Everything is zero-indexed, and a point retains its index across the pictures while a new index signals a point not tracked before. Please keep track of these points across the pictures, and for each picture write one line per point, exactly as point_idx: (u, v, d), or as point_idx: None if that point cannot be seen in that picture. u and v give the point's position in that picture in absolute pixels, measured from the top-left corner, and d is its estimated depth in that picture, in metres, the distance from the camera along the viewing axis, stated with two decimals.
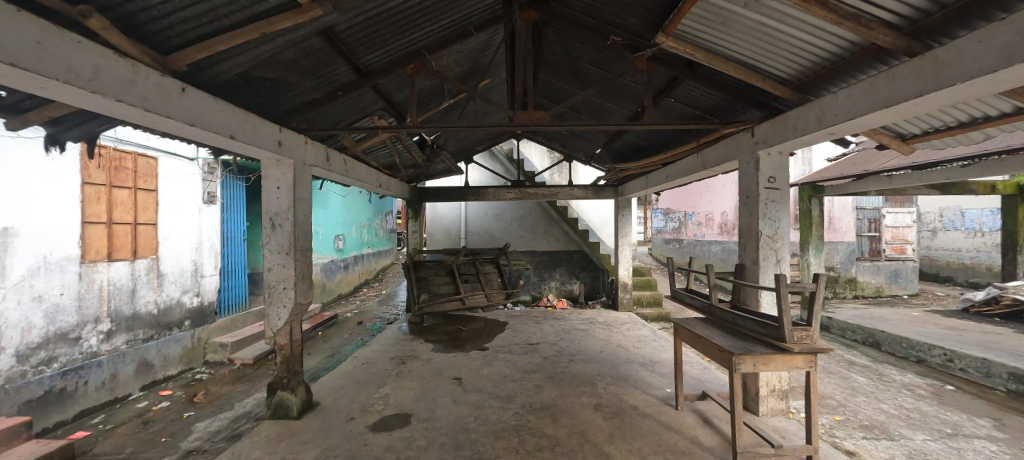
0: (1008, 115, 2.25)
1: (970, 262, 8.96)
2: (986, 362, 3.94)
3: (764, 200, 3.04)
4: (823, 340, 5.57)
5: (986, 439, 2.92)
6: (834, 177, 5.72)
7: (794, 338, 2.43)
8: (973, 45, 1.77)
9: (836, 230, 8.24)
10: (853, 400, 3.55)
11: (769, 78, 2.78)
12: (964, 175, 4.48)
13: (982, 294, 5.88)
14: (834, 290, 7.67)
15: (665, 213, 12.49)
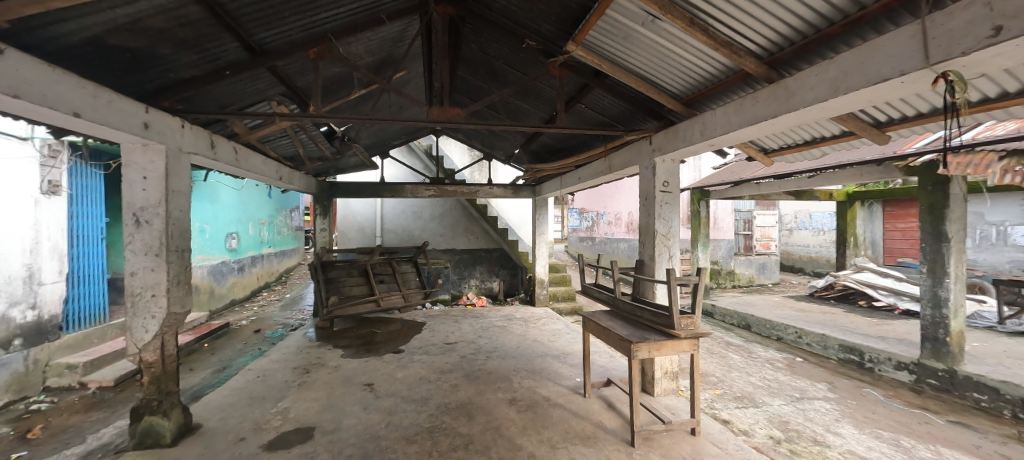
0: (837, 137, 2.78)
1: (815, 255, 10.96)
2: (823, 336, 4.85)
3: (660, 202, 3.38)
4: (707, 325, 6.38)
5: (822, 398, 3.60)
6: (717, 183, 6.69)
7: (681, 325, 2.73)
8: (812, 78, 2.16)
9: (719, 229, 9.28)
10: (730, 376, 4.11)
11: (663, 92, 3.08)
12: (810, 184, 5.40)
13: (822, 281, 7.22)
14: (717, 281, 9.01)
15: (580, 212, 13.23)
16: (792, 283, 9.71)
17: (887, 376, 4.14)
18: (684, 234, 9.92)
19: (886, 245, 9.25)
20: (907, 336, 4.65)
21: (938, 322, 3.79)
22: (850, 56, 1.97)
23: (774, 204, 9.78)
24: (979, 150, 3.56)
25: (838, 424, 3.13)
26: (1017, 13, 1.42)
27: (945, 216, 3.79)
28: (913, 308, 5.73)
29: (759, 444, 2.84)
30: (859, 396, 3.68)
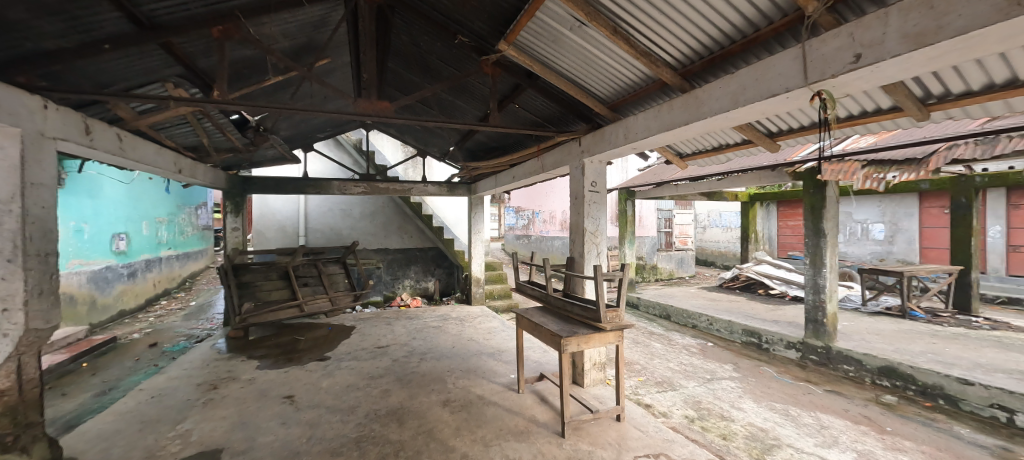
0: (738, 144, 3.11)
1: (725, 249, 12.25)
2: (729, 322, 5.43)
3: (589, 202, 3.54)
4: (633, 316, 6.82)
5: (728, 378, 4.03)
6: (642, 185, 7.29)
7: (607, 318, 2.89)
8: (717, 90, 2.39)
9: (644, 227, 10.00)
10: (652, 363, 4.42)
11: (591, 96, 3.21)
12: (719, 185, 5.90)
13: (729, 273, 8.08)
14: (642, 275, 9.74)
15: (516, 211, 13.41)
16: (705, 275, 10.74)
17: (779, 355, 4.75)
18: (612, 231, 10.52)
19: (780, 240, 10.60)
20: (795, 319, 5.38)
21: (817, 306, 4.41)
22: (747, 72, 2.21)
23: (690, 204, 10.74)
24: (847, 160, 4.16)
25: (741, 400, 3.52)
26: (871, 44, 1.69)
27: (822, 215, 4.42)
28: (799, 294, 6.64)
29: (675, 424, 3.10)
30: (758, 374, 4.16)
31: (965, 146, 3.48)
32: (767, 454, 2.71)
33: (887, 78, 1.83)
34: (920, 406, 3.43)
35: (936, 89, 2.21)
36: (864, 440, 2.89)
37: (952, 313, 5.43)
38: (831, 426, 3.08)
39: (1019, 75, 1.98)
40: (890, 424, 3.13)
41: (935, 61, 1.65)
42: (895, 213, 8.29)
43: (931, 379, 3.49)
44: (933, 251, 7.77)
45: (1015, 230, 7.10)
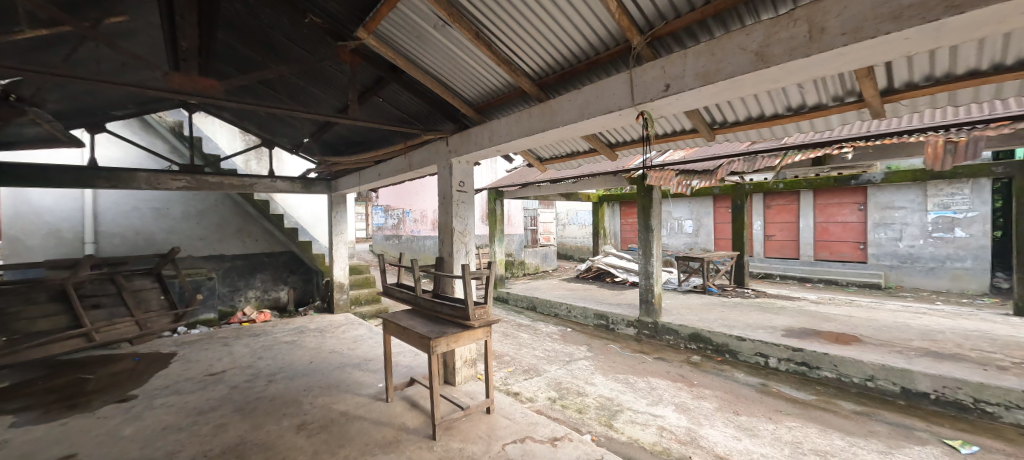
0: (586, 152, 3.54)
1: (581, 244, 13.88)
2: (583, 308, 6.16)
3: (457, 202, 3.61)
4: (503, 310, 7.18)
5: (584, 358, 4.56)
6: (509, 185, 7.69)
7: (475, 315, 2.99)
8: (566, 102, 2.67)
9: (513, 225, 10.92)
10: (520, 353, 4.73)
11: (457, 97, 3.26)
12: (572, 187, 6.65)
13: (585, 265, 9.16)
14: (512, 271, 10.29)
15: (385, 210, 12.78)
16: (566, 268, 11.98)
17: (621, 332, 5.59)
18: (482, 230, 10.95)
19: (622, 234, 12.50)
20: (632, 301, 6.41)
21: (647, 289, 5.33)
22: (590, 89, 2.51)
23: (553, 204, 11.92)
24: (666, 169, 5.05)
25: (593, 376, 4.02)
26: (675, 78, 2.10)
27: (650, 214, 5.34)
28: (636, 280, 7.95)
29: (540, 406, 3.37)
30: (606, 350, 4.84)
31: (739, 161, 4.49)
32: (613, 419, 3.16)
33: (686, 106, 2.31)
34: (715, 362, 4.43)
35: (718, 118, 2.87)
36: (680, 394, 3.61)
37: (734, 287, 7.24)
38: (658, 387, 3.76)
39: (764, 113, 2.71)
40: (697, 379, 3.97)
41: (715, 95, 2.14)
42: (699, 212, 10.57)
43: (721, 339, 4.55)
44: (723, 241, 10.12)
45: (767, 224, 9.78)
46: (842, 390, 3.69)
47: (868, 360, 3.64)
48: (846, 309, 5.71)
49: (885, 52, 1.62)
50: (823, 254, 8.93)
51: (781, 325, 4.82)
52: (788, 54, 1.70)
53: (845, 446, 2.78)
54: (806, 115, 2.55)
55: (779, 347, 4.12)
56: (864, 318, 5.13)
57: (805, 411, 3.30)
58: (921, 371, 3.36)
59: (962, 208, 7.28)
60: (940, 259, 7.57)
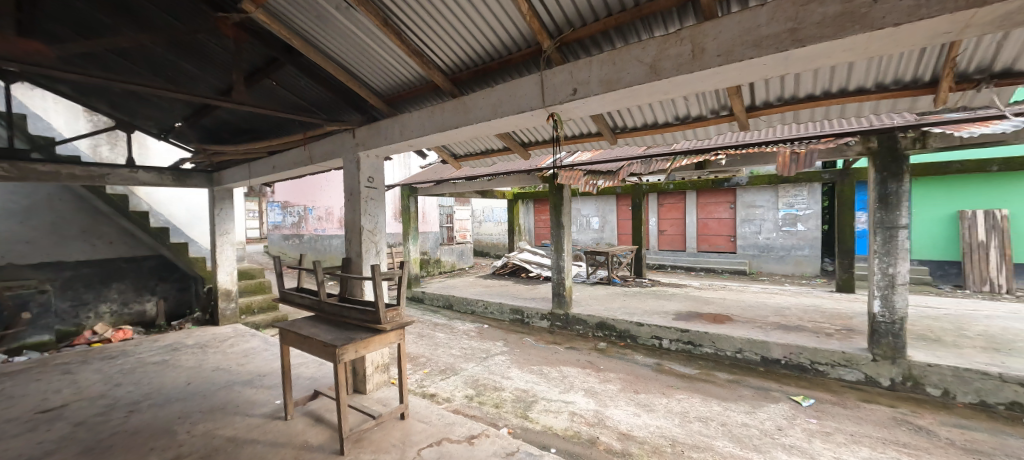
0: (499, 151, 3.59)
1: (496, 241, 14.17)
2: (500, 304, 6.26)
3: (364, 199, 3.46)
4: (419, 310, 6.99)
5: (500, 353, 4.64)
6: (422, 181, 7.46)
7: (387, 318, 2.85)
8: (479, 99, 2.65)
9: (427, 223, 10.62)
10: (435, 353, 4.64)
11: (365, 86, 3.05)
12: (488, 185, 6.73)
13: (501, 261, 9.34)
14: (426, 270, 10.06)
15: (283, 206, 11.58)
16: (483, 264, 12.10)
17: (536, 325, 5.81)
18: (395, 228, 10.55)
19: (537, 231, 13.01)
20: (545, 294, 6.71)
21: (559, 282, 5.60)
22: (503, 87, 2.53)
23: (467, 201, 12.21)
24: (575, 169, 5.35)
25: (509, 370, 4.12)
26: (581, 83, 2.22)
27: (562, 212, 5.63)
28: (549, 274, 8.33)
29: (457, 406, 3.34)
30: (522, 344, 4.99)
31: (637, 164, 4.90)
32: (528, 410, 3.26)
33: (592, 111, 2.45)
34: (619, 347, 4.84)
35: (619, 123, 3.11)
36: (590, 379, 3.87)
37: (634, 277, 7.99)
38: (569, 375, 3.98)
39: (657, 121, 3.00)
40: (603, 364, 4.29)
41: (616, 102, 2.31)
42: (604, 209, 11.48)
43: (624, 326, 4.99)
44: (625, 236, 11.14)
45: (661, 220, 10.98)
46: (718, 363, 4.29)
47: (737, 336, 4.29)
48: (722, 292, 6.67)
49: (749, 74, 1.90)
50: (705, 246, 10.31)
51: (671, 309, 5.45)
52: (676, 69, 1.90)
53: (721, 411, 3.25)
54: (690, 125, 2.88)
55: (670, 329, 4.65)
56: (734, 299, 6.04)
57: (691, 383, 3.78)
58: (774, 341, 4.07)
59: (802, 206, 8.94)
60: (786, 248, 9.22)
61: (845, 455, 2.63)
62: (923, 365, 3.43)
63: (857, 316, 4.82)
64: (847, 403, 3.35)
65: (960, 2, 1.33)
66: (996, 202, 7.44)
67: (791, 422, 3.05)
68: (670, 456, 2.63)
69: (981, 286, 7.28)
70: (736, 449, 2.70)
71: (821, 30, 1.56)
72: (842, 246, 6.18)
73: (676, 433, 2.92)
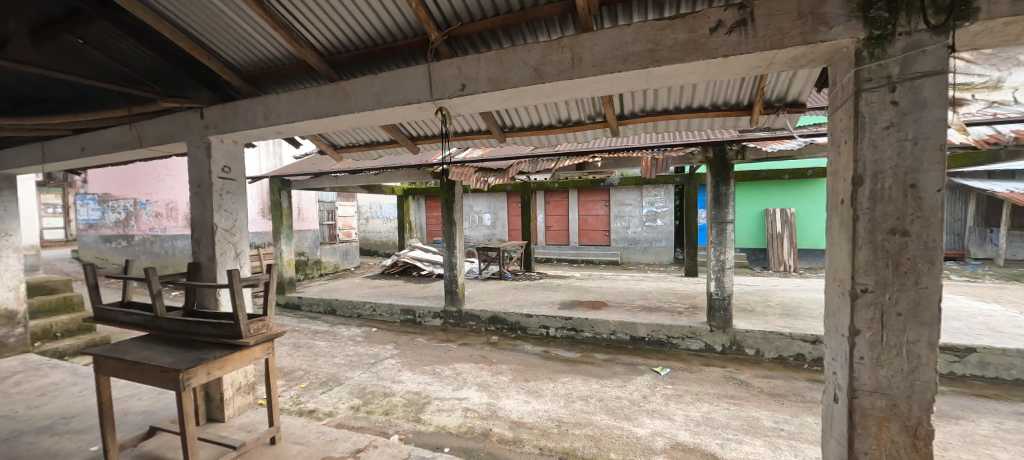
0: (386, 143, 3.40)
1: (386, 239, 13.57)
2: (389, 305, 5.96)
3: (217, 192, 2.94)
4: (294, 317, 6.26)
5: (390, 357, 4.42)
6: (297, 174, 6.64)
7: (251, 331, 2.48)
8: (360, 86, 2.43)
9: (304, 220, 9.59)
10: (315, 364, 4.21)
11: (217, 58, 2.57)
12: (375, 180, 6.39)
13: (390, 260, 8.93)
14: (304, 272, 9.30)
15: (101, 200, 9.24)
16: (370, 264, 11.53)
17: (428, 325, 5.70)
18: (265, 225, 9.35)
19: (428, 227, 13.01)
20: (438, 292, 6.61)
21: (452, 280, 5.55)
22: (387, 75, 2.37)
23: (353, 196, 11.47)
24: (466, 166, 5.28)
25: (399, 373, 3.95)
26: (470, 79, 2.20)
27: (454, 208, 5.60)
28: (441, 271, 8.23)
29: (340, 419, 3.07)
30: (414, 345, 4.83)
31: (525, 163, 5.18)
32: (420, 413, 3.17)
33: (480, 108, 2.46)
34: (510, 339, 5.03)
35: (508, 122, 3.19)
36: (482, 374, 3.94)
37: (523, 271, 8.41)
38: (462, 371, 3.99)
39: (542, 122, 3.16)
40: (495, 357, 4.41)
41: (504, 102, 2.35)
42: (495, 206, 11.80)
43: (514, 318, 5.20)
44: (515, 232, 11.65)
45: (547, 216, 11.76)
46: (596, 345, 4.76)
47: (611, 319, 4.81)
48: (600, 282, 7.42)
49: (619, 86, 2.11)
50: (585, 240, 11.35)
51: (556, 299, 5.86)
52: (559, 75, 2.01)
53: (598, 388, 3.60)
54: (571, 128, 3.11)
55: (556, 318, 5.00)
56: (609, 287, 6.77)
57: (574, 366, 4.12)
58: (640, 322, 4.68)
59: (660, 204, 10.47)
60: (649, 240, 10.67)
61: (691, 411, 3.16)
62: (743, 332, 4.31)
63: (699, 296, 5.83)
64: (691, 368, 4.03)
65: (767, 43, 1.66)
66: (788, 202, 9.72)
67: (653, 390, 3.55)
68: (556, 436, 2.81)
69: (778, 266, 9.50)
70: (610, 421, 3.02)
71: (673, 53, 1.79)
72: (689, 238, 7.39)
73: (561, 414, 3.14)
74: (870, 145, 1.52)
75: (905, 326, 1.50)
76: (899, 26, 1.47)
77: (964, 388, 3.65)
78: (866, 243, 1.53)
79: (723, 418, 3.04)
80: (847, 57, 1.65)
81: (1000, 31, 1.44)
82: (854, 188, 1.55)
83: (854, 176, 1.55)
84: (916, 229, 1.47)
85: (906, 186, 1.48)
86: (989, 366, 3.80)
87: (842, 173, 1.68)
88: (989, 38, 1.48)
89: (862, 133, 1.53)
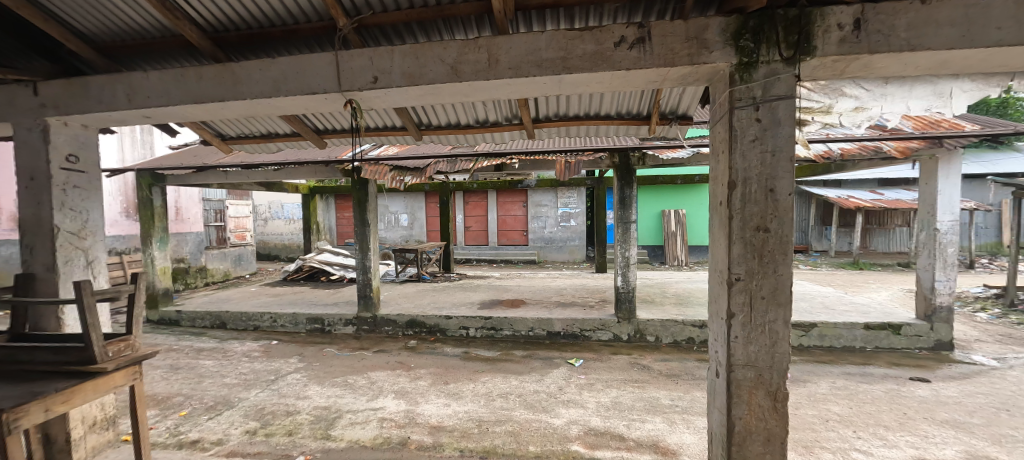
0: (287, 136, 3.10)
1: (288, 242, 12.44)
2: (294, 315, 5.44)
3: (58, 187, 2.39)
4: (172, 335, 5.38)
5: (294, 371, 4.02)
6: (173, 167, 5.70)
7: (109, 354, 2.07)
8: (254, 70, 2.17)
9: (184, 221, 8.36)
10: (200, 387, 3.65)
11: (58, 22, 2.09)
12: (275, 176, 5.78)
13: (294, 265, 8.15)
14: (184, 281, 8.10)
15: None
16: (268, 270, 10.57)
17: (339, 333, 5.31)
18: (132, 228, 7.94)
19: (337, 229, 12.19)
20: (351, 297, 6.21)
21: (366, 284, 5.25)
22: (286, 60, 2.14)
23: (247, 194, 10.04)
24: (381, 164, 5.01)
25: (306, 388, 3.61)
26: (383, 71, 2.09)
27: (367, 208, 5.31)
28: (354, 275, 7.75)
29: (232, 446, 2.70)
30: (322, 356, 4.46)
31: (443, 162, 5.13)
32: (330, 429, 2.93)
33: (394, 103, 2.35)
34: (429, 342, 4.91)
35: (424, 120, 3.11)
36: (399, 380, 3.79)
37: (443, 273, 8.30)
38: (378, 380, 3.79)
39: (459, 122, 3.15)
40: (413, 361, 4.27)
41: (420, 98, 2.28)
42: (413, 206, 11.47)
43: (433, 321, 5.10)
44: (434, 233, 11.43)
45: (467, 217, 11.75)
46: (515, 342, 4.87)
47: (529, 317, 4.97)
48: (519, 280, 7.63)
49: (533, 89, 2.18)
50: (503, 240, 11.57)
51: (476, 299, 5.88)
52: (475, 74, 2.00)
53: (518, 384, 3.69)
54: (489, 129, 3.14)
55: (476, 318, 5.02)
56: (527, 285, 6.98)
57: (494, 365, 4.16)
58: (556, 317, 4.90)
59: (573, 205, 11.09)
60: (563, 239, 11.24)
61: (600, 397, 3.40)
62: (645, 321, 4.75)
63: (608, 290, 6.30)
64: (601, 357, 4.34)
65: (661, 60, 1.85)
66: (680, 204, 11.01)
67: (568, 381, 3.73)
68: (476, 436, 2.81)
69: (673, 261, 10.71)
70: (529, 415, 3.11)
71: (583, 63, 1.91)
72: (599, 236, 7.95)
73: (481, 413, 3.15)
74: (741, 155, 1.77)
75: (768, 307, 1.79)
76: (761, 56, 1.75)
77: (809, 357, 4.47)
78: (739, 239, 1.78)
79: (628, 401, 3.32)
80: (723, 79, 1.91)
81: (829, 66, 1.80)
82: (730, 192, 1.79)
83: (730, 180, 1.79)
84: (774, 226, 1.76)
85: (766, 191, 1.76)
86: (825, 337, 4.70)
87: (720, 178, 1.93)
88: (821, 71, 1.84)
89: (735, 144, 1.78)
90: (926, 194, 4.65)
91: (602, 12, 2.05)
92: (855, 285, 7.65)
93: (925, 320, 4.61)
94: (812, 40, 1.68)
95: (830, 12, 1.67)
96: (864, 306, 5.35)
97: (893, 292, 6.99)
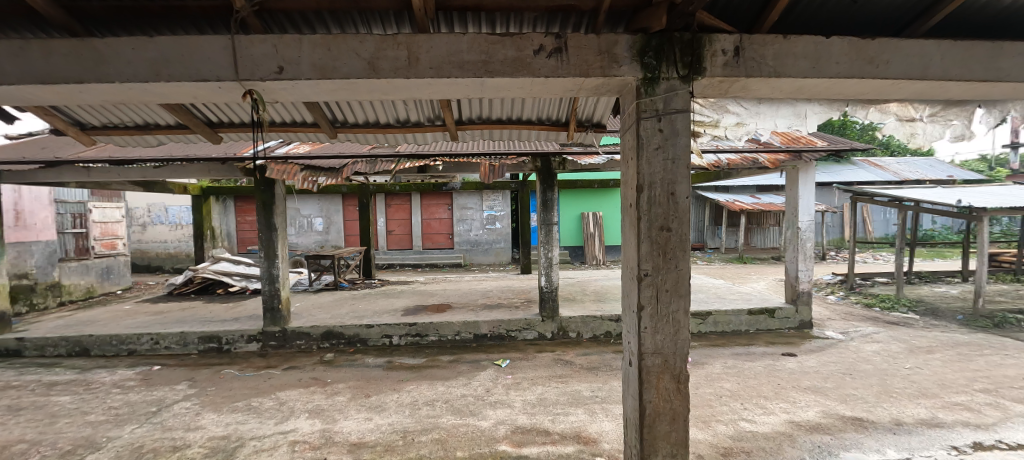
0: (172, 128, 2.71)
1: (174, 250, 10.84)
2: (182, 334, 4.73)
3: None
4: (9, 368, 4.34)
5: (182, 399, 3.49)
6: (12, 162, 4.66)
7: None
8: (125, 49, 1.84)
9: (27, 227, 6.76)
10: (51, 429, 2.99)
11: None
12: (157, 175, 5.00)
13: (181, 277, 7.12)
14: (28, 302, 6.64)
15: None
16: (147, 284, 9.11)
17: (240, 351, 4.74)
18: None
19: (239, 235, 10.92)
20: (255, 311, 5.58)
21: (273, 294, 4.77)
22: (168, 41, 1.86)
23: (119, 194, 8.60)
24: (289, 162, 4.59)
25: (199, 417, 3.16)
26: (289, 61, 1.92)
27: (274, 211, 4.81)
28: (258, 286, 6.99)
29: None
30: (218, 379, 3.94)
31: (362, 162, 4.88)
32: None
33: (304, 96, 2.17)
34: (347, 354, 4.61)
35: (338, 118, 2.92)
36: (314, 398, 3.49)
37: (363, 279, 7.87)
38: (289, 399, 3.46)
39: (378, 120, 3.02)
40: (331, 376, 3.97)
41: (332, 93, 2.14)
42: (328, 209, 10.71)
43: (353, 331, 4.80)
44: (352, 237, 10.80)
45: (389, 220, 11.29)
46: (442, 347, 4.77)
47: (455, 321, 4.92)
48: (444, 284, 7.52)
49: (456, 91, 2.17)
50: (428, 244, 11.32)
51: (400, 306, 5.65)
52: (394, 71, 1.93)
53: (445, 390, 3.62)
54: (410, 129, 3.06)
55: (399, 325, 4.83)
56: (453, 289, 6.90)
57: (419, 372, 4.04)
58: (482, 320, 4.91)
59: (499, 207, 11.24)
60: (490, 242, 11.33)
61: (524, 395, 3.49)
62: (567, 318, 4.98)
63: (531, 290, 6.48)
64: (525, 356, 4.44)
65: (576, 70, 1.96)
66: (598, 206, 11.75)
67: (495, 383, 3.76)
68: (401, 449, 2.69)
69: (592, 260, 11.40)
70: (456, 420, 3.07)
71: (504, 67, 1.95)
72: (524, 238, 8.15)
73: (406, 424, 3.03)
74: (647, 162, 1.95)
75: (671, 298, 1.98)
76: (662, 73, 1.95)
77: (706, 341, 5.05)
78: (646, 238, 1.95)
79: (553, 396, 3.44)
80: (631, 91, 2.09)
81: (716, 85, 2.06)
82: (637, 194, 1.96)
83: (638, 184, 1.96)
84: (675, 226, 1.96)
85: (668, 194, 1.96)
86: (719, 323, 5.35)
87: (630, 181, 2.10)
88: (710, 88, 2.09)
89: (642, 151, 1.95)
90: (792, 198, 5.53)
91: (522, 20, 2.11)
92: (740, 277, 8.83)
93: (792, 304, 5.48)
94: (702, 62, 1.92)
95: (716, 39, 1.91)
96: (748, 294, 6.18)
97: (769, 282, 8.20)
